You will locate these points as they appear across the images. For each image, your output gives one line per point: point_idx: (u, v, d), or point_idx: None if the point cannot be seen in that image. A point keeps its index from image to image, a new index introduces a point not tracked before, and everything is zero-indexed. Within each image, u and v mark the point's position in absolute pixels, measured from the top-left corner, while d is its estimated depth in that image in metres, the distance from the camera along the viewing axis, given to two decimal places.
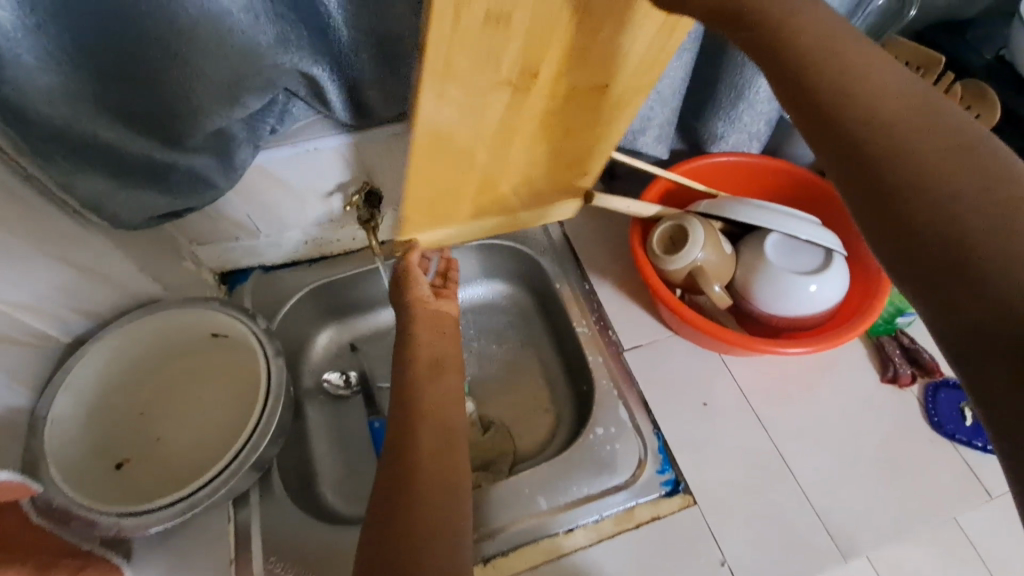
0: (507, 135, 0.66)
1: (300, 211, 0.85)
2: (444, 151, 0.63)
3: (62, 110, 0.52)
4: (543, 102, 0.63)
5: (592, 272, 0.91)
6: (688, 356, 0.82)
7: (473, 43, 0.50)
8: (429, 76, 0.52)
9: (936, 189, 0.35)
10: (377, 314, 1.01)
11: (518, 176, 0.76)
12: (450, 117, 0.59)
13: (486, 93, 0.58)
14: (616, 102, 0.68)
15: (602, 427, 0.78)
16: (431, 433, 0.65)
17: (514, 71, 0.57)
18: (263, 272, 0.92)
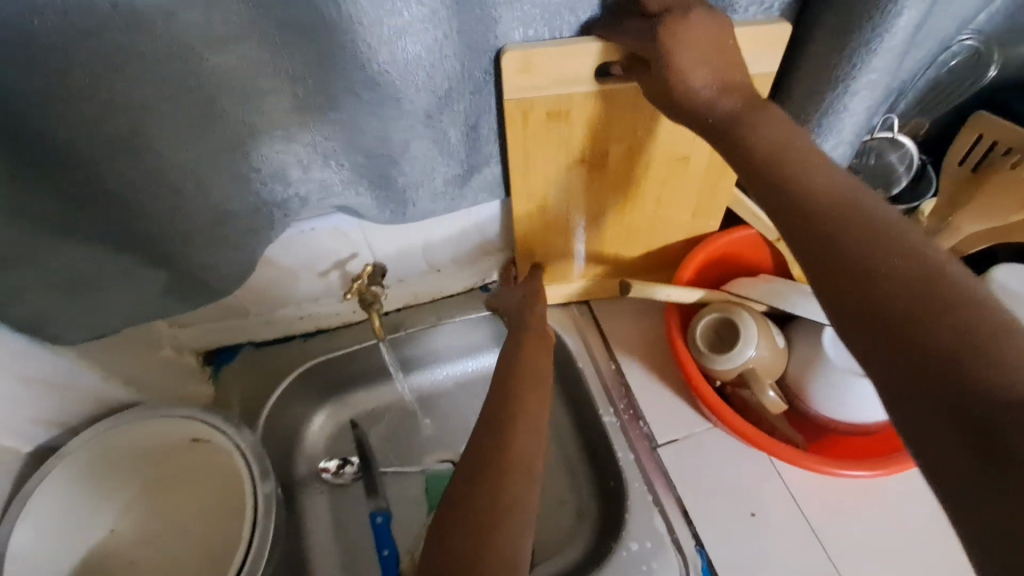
0: (600, 207, 0.70)
1: (293, 289, 0.75)
2: (542, 223, 0.71)
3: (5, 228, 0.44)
4: (623, 179, 0.67)
5: (620, 350, 0.82)
6: (732, 456, 0.73)
7: (541, 138, 0.60)
8: (514, 159, 0.61)
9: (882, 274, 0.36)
10: (381, 388, 0.91)
11: (623, 244, 0.77)
12: (536, 195, 0.67)
13: (564, 174, 0.65)
14: (713, 170, 0.67)
15: (636, 542, 0.69)
16: (527, 441, 0.55)
17: (583, 151, 0.62)
18: (252, 349, 0.83)
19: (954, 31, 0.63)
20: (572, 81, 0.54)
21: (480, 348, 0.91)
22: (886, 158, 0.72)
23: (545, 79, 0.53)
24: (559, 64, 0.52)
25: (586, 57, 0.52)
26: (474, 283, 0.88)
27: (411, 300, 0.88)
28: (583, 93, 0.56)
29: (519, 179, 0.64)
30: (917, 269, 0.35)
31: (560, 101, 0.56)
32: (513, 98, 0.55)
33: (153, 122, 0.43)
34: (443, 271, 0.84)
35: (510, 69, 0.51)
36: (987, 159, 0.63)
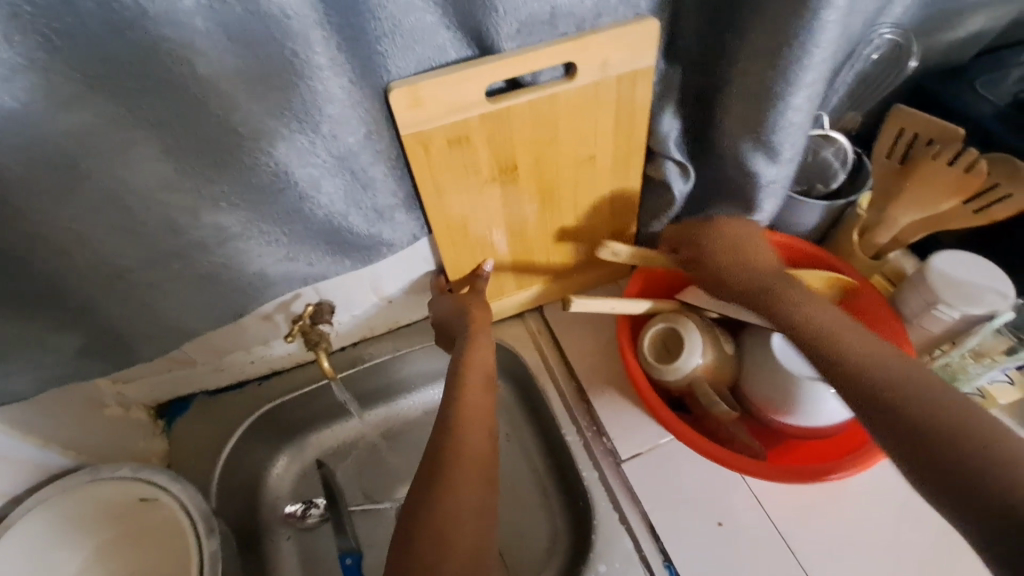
0: (522, 218, 0.70)
1: (239, 336, 0.74)
2: (467, 245, 0.71)
3: None
4: (538, 187, 0.67)
5: (579, 366, 0.81)
6: (699, 466, 0.72)
7: (445, 166, 0.59)
8: (424, 190, 0.60)
9: (892, 382, 0.47)
10: (343, 424, 0.89)
11: (549, 249, 0.77)
12: (454, 220, 0.66)
13: (479, 197, 0.64)
14: (622, 163, 0.68)
15: (605, 563, 0.68)
16: (468, 482, 0.54)
17: (494, 170, 0.62)
18: (206, 397, 0.82)
19: (867, 26, 0.62)
20: (465, 107, 0.54)
21: (412, 386, 0.90)
22: (821, 155, 0.71)
23: (437, 107, 0.53)
24: (446, 92, 0.52)
25: (471, 83, 0.52)
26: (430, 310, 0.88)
27: (367, 334, 0.86)
28: (477, 117, 0.56)
29: (433, 208, 0.63)
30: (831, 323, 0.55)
31: (457, 127, 0.56)
32: (409, 133, 0.54)
33: (54, 182, 0.43)
34: (395, 301, 0.82)
35: (399, 105, 0.51)
36: (913, 147, 0.65)
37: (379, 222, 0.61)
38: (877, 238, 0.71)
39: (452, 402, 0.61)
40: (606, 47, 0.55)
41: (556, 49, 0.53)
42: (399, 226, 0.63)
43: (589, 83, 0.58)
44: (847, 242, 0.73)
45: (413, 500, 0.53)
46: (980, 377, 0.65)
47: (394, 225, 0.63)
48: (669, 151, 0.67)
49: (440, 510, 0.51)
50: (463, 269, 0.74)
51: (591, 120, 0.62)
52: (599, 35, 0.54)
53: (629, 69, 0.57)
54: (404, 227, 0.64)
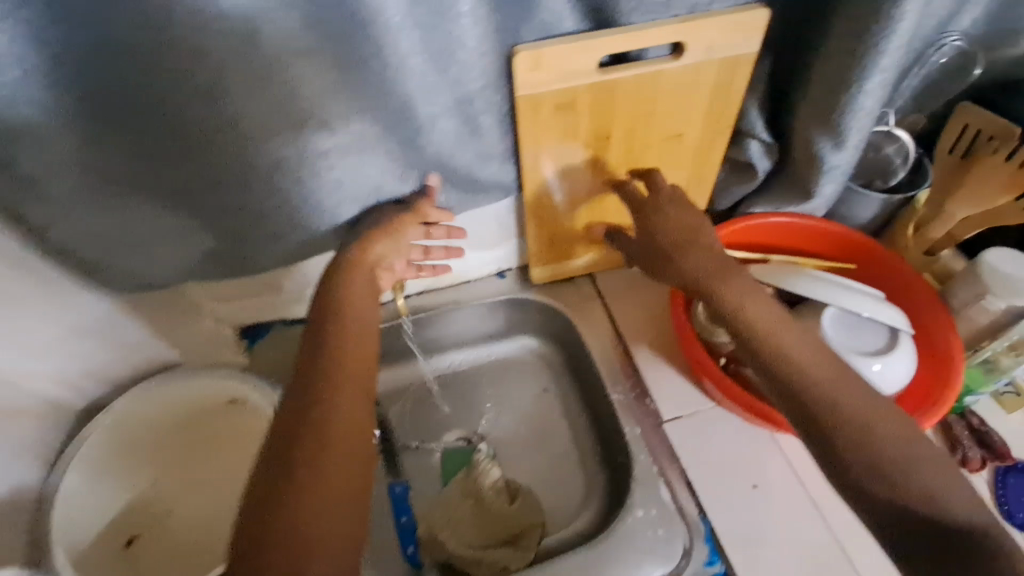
0: (604, 185, 0.78)
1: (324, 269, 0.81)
2: (548, 203, 0.79)
3: (72, 196, 0.49)
4: (624, 157, 0.74)
5: (627, 334, 0.87)
6: (736, 432, 0.76)
7: (549, 126, 0.67)
8: (526, 145, 0.68)
9: (868, 459, 0.51)
10: (402, 369, 0.96)
11: (621, 216, 0.84)
12: (547, 178, 0.75)
13: (572, 158, 0.73)
14: (704, 146, 0.75)
15: (642, 510, 0.72)
16: (329, 479, 0.51)
17: (588, 136, 0.70)
18: (284, 325, 0.87)
19: (940, 31, 0.67)
20: (579, 73, 0.62)
21: (468, 339, 0.97)
22: (883, 151, 0.76)
23: (554, 73, 0.61)
24: (566, 58, 0.60)
25: (591, 52, 0.60)
26: (492, 269, 0.94)
27: (431, 285, 0.94)
28: (586, 85, 0.64)
29: (529, 165, 0.71)
30: (782, 352, 0.59)
31: (568, 93, 0.64)
32: (525, 94, 0.62)
33: (215, 100, 0.46)
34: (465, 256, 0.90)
35: (521, 67, 0.59)
36: (975, 146, 0.71)
37: (478, 166, 0.68)
38: (933, 232, 0.76)
39: (325, 382, 0.56)
40: (713, 33, 0.62)
41: (668, 27, 0.60)
42: (494, 173, 0.70)
43: (691, 65, 0.65)
44: (902, 236, 0.78)
45: (279, 490, 0.49)
46: (1017, 368, 0.68)
47: (491, 170, 0.70)
48: (757, 130, 0.74)
49: (300, 504, 0.49)
50: (545, 227, 0.84)
51: (687, 100, 0.69)
52: (708, 21, 0.61)
53: (730, 54, 0.64)
54: (499, 175, 0.71)
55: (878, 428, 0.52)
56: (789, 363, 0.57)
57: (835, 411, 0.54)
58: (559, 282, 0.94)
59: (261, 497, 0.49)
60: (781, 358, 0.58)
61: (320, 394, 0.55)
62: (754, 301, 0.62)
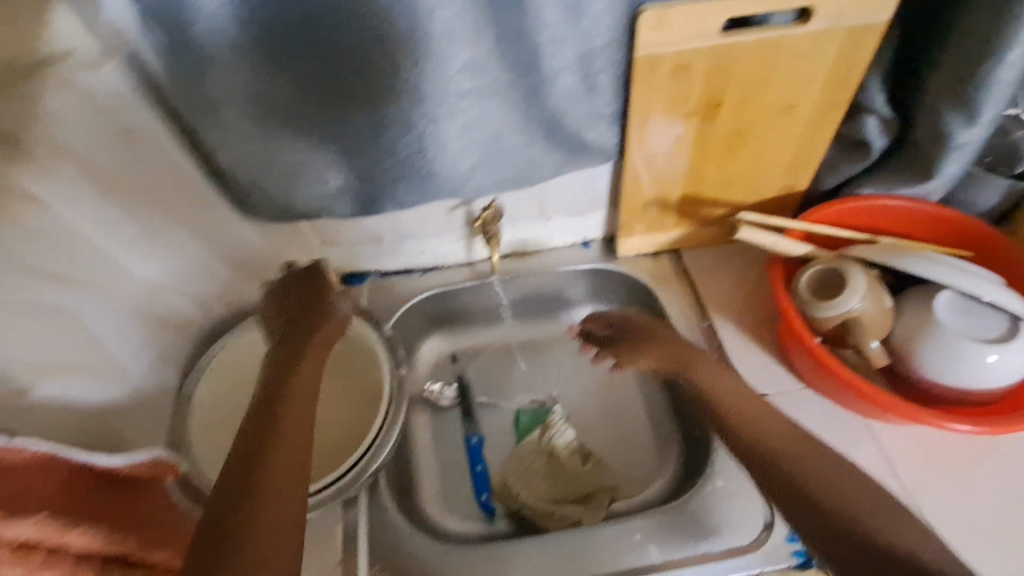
0: (706, 156, 0.77)
1: (424, 221, 0.86)
2: (647, 171, 0.79)
3: (238, 122, 0.55)
4: (732, 127, 0.74)
5: (714, 310, 0.87)
6: (825, 414, 0.75)
7: (662, 90, 0.68)
8: (636, 108, 0.69)
9: (829, 508, 0.55)
10: (482, 328, 0.99)
11: (718, 190, 0.83)
12: (651, 145, 0.75)
13: (679, 126, 0.73)
14: (817, 120, 0.73)
15: (723, 480, 0.72)
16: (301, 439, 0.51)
17: (699, 102, 0.70)
18: (378, 278, 0.93)
19: None
20: (701, 35, 0.62)
21: (550, 305, 0.99)
22: (1013, 136, 0.73)
23: (677, 33, 0.61)
24: (692, 18, 0.60)
25: (717, 13, 0.60)
26: (578, 238, 0.96)
27: (518, 250, 0.95)
28: (708, 48, 0.64)
29: (637, 129, 0.72)
30: (741, 434, 0.66)
31: (687, 55, 0.64)
32: (646, 54, 0.62)
33: (368, 37, 0.50)
34: (554, 223, 0.92)
35: (646, 26, 0.60)
36: None
37: (588, 126, 0.69)
38: None
39: (298, 364, 0.58)
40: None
41: None
42: (601, 135, 0.71)
43: (817, 31, 0.64)
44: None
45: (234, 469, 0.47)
46: None
47: (596, 132, 0.70)
48: (876, 105, 0.72)
49: (276, 460, 0.48)
50: (639, 196, 0.84)
51: (809, 68, 0.67)
52: None
53: (861, 21, 0.63)
54: (604, 138, 0.72)
55: (848, 503, 0.55)
56: (765, 431, 0.65)
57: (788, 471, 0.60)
58: (644, 256, 0.94)
59: (229, 466, 0.48)
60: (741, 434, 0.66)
61: (283, 394, 0.55)
62: (715, 380, 0.72)
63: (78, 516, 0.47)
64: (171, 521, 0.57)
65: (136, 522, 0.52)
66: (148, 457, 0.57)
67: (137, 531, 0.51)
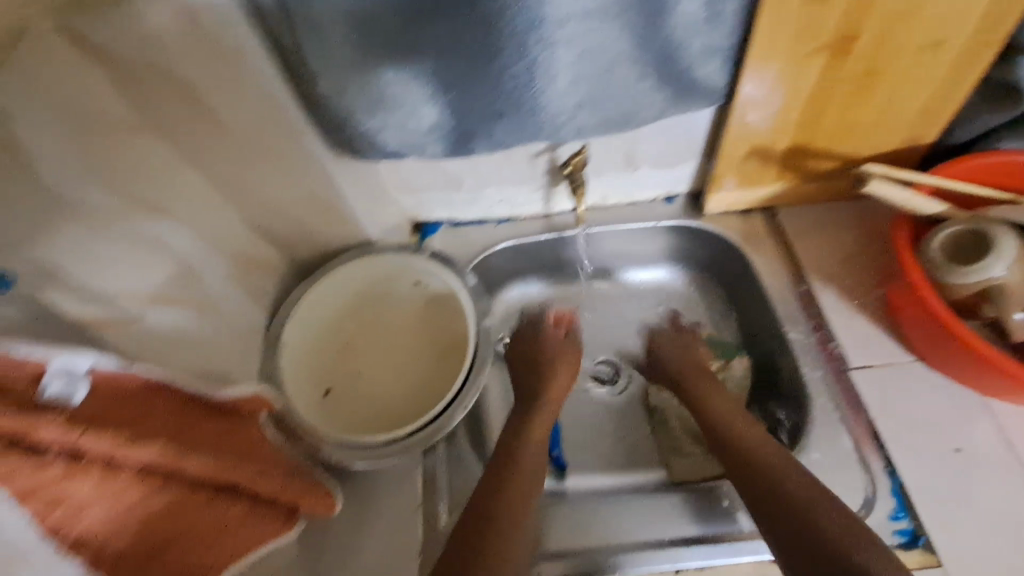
0: (825, 102, 0.69)
1: (505, 168, 0.82)
2: (756, 120, 0.72)
3: (336, 46, 0.52)
4: (861, 67, 0.65)
5: (812, 273, 0.80)
6: (938, 390, 0.69)
7: (791, 22, 0.60)
8: (759, 44, 0.61)
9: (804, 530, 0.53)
10: (554, 285, 0.95)
11: (832, 141, 0.75)
12: (767, 87, 0.67)
13: (800, 65, 0.65)
14: (965, 60, 0.64)
15: (819, 452, 0.68)
16: (525, 499, 0.60)
17: (830, 36, 0.62)
18: (451, 226, 0.91)
19: None
20: None
21: (628, 262, 0.94)
22: None
23: None
24: None
25: None
26: (662, 192, 0.90)
27: (599, 203, 0.90)
28: None
29: (753, 69, 0.64)
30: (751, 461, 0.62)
31: None
32: None
33: None
34: (641, 174, 0.86)
35: None
36: None
37: (701, 63, 0.62)
38: None
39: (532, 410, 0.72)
40: None
41: None
42: (712, 73, 0.64)
43: None
44: None
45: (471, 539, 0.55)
46: None
47: (707, 69, 0.63)
48: None
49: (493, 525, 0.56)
50: (742, 145, 0.76)
51: None
52: None
53: None
54: (713, 78, 0.65)
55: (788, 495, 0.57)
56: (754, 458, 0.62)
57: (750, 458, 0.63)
58: (736, 213, 0.88)
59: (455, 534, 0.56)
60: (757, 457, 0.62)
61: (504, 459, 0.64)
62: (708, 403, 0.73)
63: (193, 448, 0.47)
64: (273, 454, 0.59)
65: (245, 455, 0.54)
66: (246, 390, 0.57)
67: (246, 463, 0.52)
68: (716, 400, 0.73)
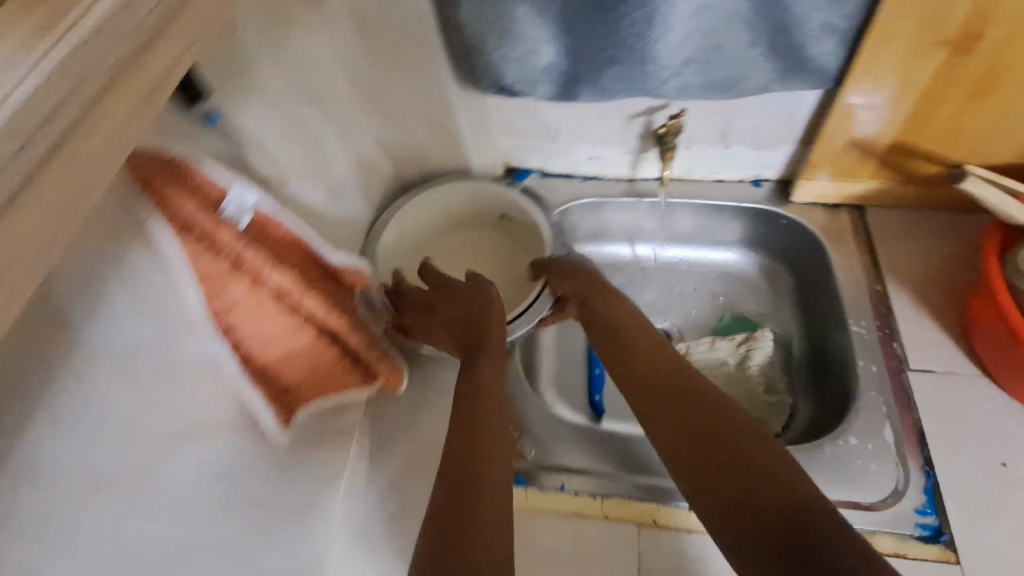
0: (938, 100, 0.69)
1: (601, 125, 0.87)
2: (861, 111, 0.72)
3: None
4: (985, 67, 0.64)
5: (890, 275, 0.80)
6: (998, 407, 0.69)
7: (916, 10, 0.60)
8: (878, 30, 0.62)
9: (729, 464, 0.49)
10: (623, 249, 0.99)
11: (940, 144, 0.74)
12: (878, 79, 0.68)
13: (918, 58, 0.65)
14: None
15: (857, 439, 0.69)
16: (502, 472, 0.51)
17: (956, 30, 0.61)
18: (540, 176, 0.98)
19: None
20: None
21: (702, 239, 0.96)
22: None
23: None
24: None
25: None
26: (749, 175, 0.91)
27: (685, 174, 0.94)
28: None
29: (867, 55, 0.65)
30: (649, 378, 0.59)
31: None
32: None
33: None
34: (732, 151, 0.88)
35: None
36: None
37: (816, 41, 0.64)
38: None
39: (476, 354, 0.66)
40: None
41: None
42: (826, 53, 0.66)
43: None
44: None
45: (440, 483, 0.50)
46: None
47: (822, 48, 0.65)
48: None
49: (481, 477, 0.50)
50: (841, 137, 0.77)
51: None
52: None
53: None
54: (826, 58, 0.67)
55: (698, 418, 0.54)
56: (651, 373, 0.60)
57: (666, 387, 0.58)
58: (822, 206, 0.88)
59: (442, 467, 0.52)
60: (657, 377, 0.59)
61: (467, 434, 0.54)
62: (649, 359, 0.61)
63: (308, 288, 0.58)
64: (363, 324, 0.69)
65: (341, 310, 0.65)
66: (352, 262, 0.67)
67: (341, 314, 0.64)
68: (638, 332, 0.65)
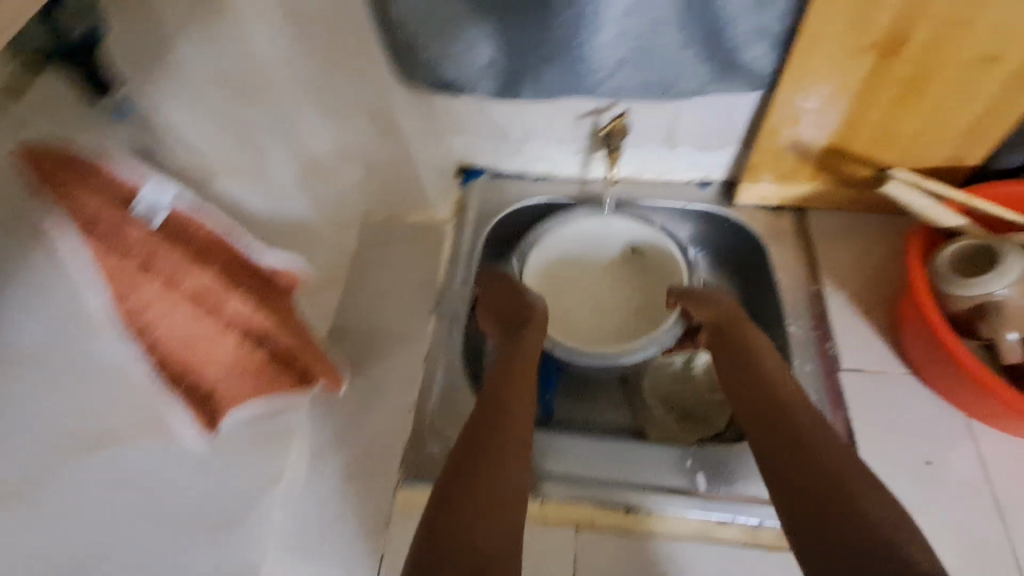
0: (869, 102, 0.70)
1: (550, 125, 0.87)
2: (796, 113, 0.73)
3: None
4: (910, 71, 0.66)
5: (827, 276, 0.82)
6: (923, 403, 0.71)
7: (843, 15, 0.61)
8: (807, 34, 0.63)
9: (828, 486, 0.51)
10: None
11: (874, 146, 0.75)
12: (812, 81, 0.69)
13: (848, 61, 0.66)
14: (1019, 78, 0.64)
15: None
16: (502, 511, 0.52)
17: (882, 35, 0.63)
18: (492, 176, 0.95)
19: None
20: None
21: None
22: None
23: None
24: None
25: None
26: (696, 176, 0.92)
27: (633, 175, 0.94)
28: None
29: (799, 58, 0.66)
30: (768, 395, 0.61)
31: None
32: None
33: None
34: (678, 152, 0.89)
35: None
36: None
37: (749, 45, 0.65)
38: None
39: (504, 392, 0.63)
40: None
41: None
42: (759, 56, 0.67)
43: None
44: None
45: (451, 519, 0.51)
46: None
47: (755, 52, 0.66)
48: None
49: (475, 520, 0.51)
50: (779, 140, 0.78)
51: None
52: None
53: None
54: (760, 62, 0.68)
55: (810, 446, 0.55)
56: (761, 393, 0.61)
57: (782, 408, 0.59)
58: (765, 208, 0.89)
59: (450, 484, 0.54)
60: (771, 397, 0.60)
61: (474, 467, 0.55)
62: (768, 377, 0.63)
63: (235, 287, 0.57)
64: (298, 329, 0.67)
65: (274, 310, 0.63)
66: (284, 261, 0.65)
67: (274, 316, 0.62)
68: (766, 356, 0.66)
